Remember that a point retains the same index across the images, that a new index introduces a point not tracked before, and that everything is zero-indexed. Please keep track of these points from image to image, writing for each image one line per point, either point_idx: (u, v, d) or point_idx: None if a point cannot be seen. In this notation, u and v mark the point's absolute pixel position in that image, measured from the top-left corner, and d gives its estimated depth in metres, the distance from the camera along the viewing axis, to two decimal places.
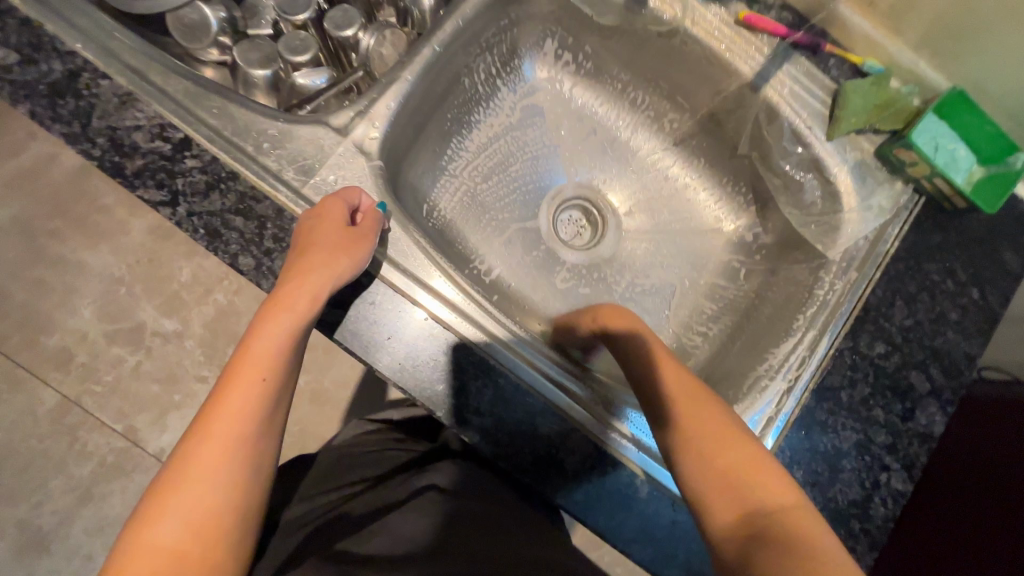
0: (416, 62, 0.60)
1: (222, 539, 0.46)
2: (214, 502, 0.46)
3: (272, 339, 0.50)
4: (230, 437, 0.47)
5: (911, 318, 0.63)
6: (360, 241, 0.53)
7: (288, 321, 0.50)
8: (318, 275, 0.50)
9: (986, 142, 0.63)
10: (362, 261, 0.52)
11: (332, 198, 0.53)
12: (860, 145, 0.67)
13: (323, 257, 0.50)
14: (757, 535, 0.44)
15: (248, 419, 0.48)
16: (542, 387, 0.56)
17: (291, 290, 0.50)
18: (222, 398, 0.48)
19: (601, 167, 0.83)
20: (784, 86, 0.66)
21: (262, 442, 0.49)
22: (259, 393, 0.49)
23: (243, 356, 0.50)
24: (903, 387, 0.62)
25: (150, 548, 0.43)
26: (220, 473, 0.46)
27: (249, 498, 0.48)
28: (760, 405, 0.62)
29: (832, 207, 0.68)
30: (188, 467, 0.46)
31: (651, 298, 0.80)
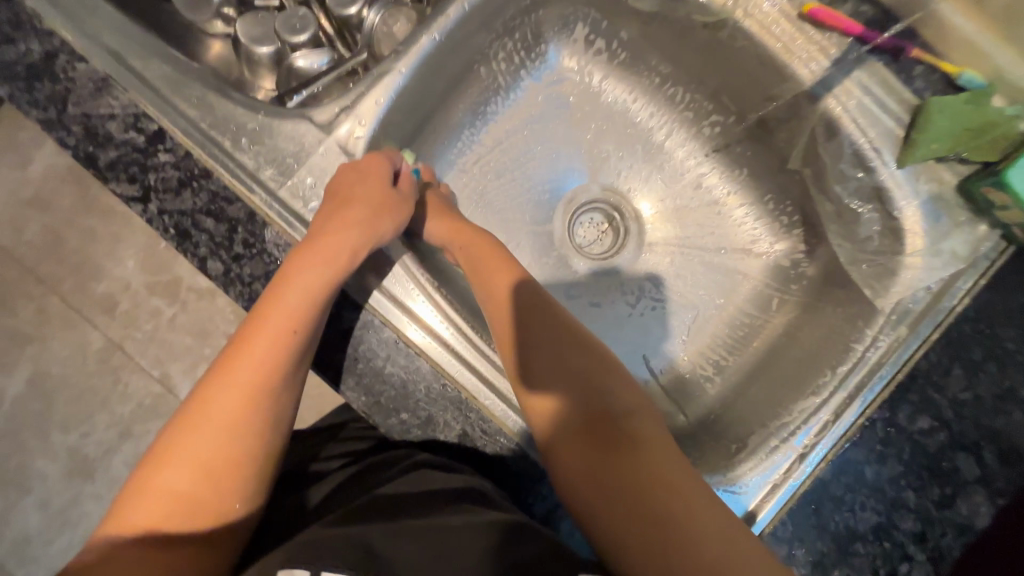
0: (412, 53, 0.54)
1: (240, 487, 0.41)
2: (232, 448, 0.40)
3: (302, 288, 0.45)
4: (256, 381, 0.42)
5: (969, 391, 0.53)
6: (399, 207, 0.54)
7: (323, 273, 0.47)
8: (357, 231, 0.49)
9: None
10: (399, 226, 0.54)
11: (376, 156, 0.53)
12: (937, 174, 0.55)
13: (364, 215, 0.50)
14: (619, 505, 0.42)
15: (275, 368, 0.43)
16: (515, 428, 0.51)
17: (326, 240, 0.48)
18: (249, 341, 0.44)
19: (630, 170, 0.74)
20: (851, 97, 0.55)
21: (288, 395, 0.44)
22: (290, 342, 0.44)
23: (272, 302, 0.45)
24: (944, 470, 0.53)
25: (164, 487, 0.38)
26: (241, 417, 0.41)
27: (271, 452, 0.43)
28: (765, 469, 0.54)
29: (892, 246, 0.57)
30: (204, 407, 0.41)
31: (669, 321, 0.72)
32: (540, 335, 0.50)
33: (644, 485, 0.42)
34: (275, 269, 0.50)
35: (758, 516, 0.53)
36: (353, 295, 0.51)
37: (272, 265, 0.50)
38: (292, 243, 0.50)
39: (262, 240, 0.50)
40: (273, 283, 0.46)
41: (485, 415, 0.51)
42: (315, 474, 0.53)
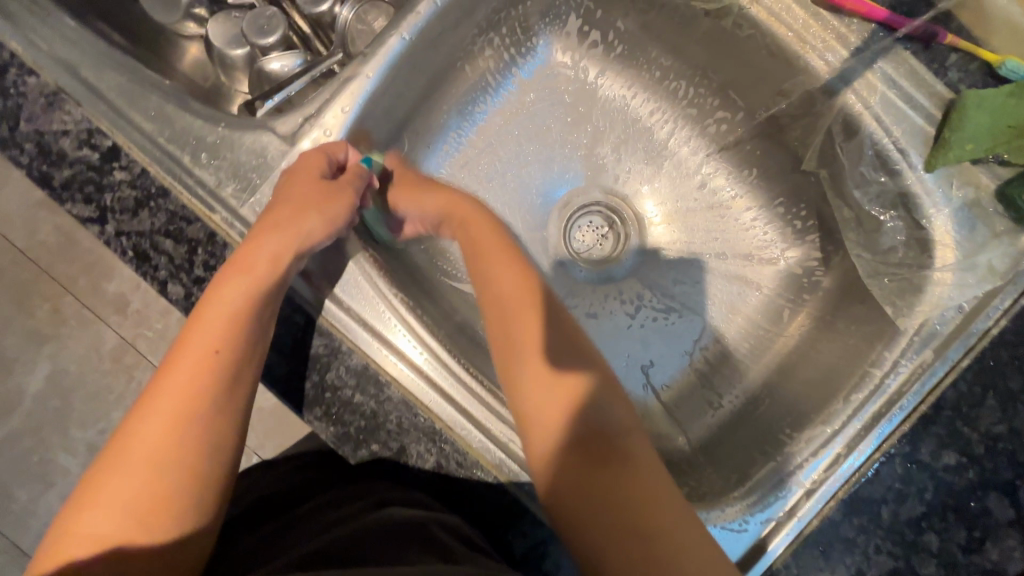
0: (379, 56, 0.49)
1: (170, 522, 0.38)
2: (159, 481, 0.38)
3: (225, 304, 0.43)
4: (178, 408, 0.40)
5: (1004, 425, 0.47)
6: (339, 202, 0.48)
7: (243, 284, 0.43)
8: (280, 236, 0.45)
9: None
10: (336, 223, 0.48)
11: (314, 151, 0.47)
12: (974, 178, 0.49)
13: (290, 214, 0.46)
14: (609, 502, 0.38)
15: (200, 392, 0.41)
16: (492, 457, 0.48)
17: (249, 250, 0.44)
18: (171, 366, 0.41)
19: (630, 171, 0.68)
20: (872, 91, 0.49)
21: (221, 419, 0.41)
22: (214, 363, 0.41)
23: (192, 325, 0.42)
24: (973, 511, 0.47)
25: (89, 530, 0.36)
26: (163, 447, 0.39)
27: (204, 481, 0.40)
28: (771, 503, 0.50)
29: (917, 259, 0.51)
30: (125, 443, 0.39)
31: (672, 333, 0.67)
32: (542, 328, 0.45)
33: (633, 506, 0.38)
34: None
35: (762, 555, 0.48)
36: (317, 319, 0.47)
37: None
38: None
39: (224, 262, 0.47)
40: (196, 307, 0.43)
41: (461, 446, 0.47)
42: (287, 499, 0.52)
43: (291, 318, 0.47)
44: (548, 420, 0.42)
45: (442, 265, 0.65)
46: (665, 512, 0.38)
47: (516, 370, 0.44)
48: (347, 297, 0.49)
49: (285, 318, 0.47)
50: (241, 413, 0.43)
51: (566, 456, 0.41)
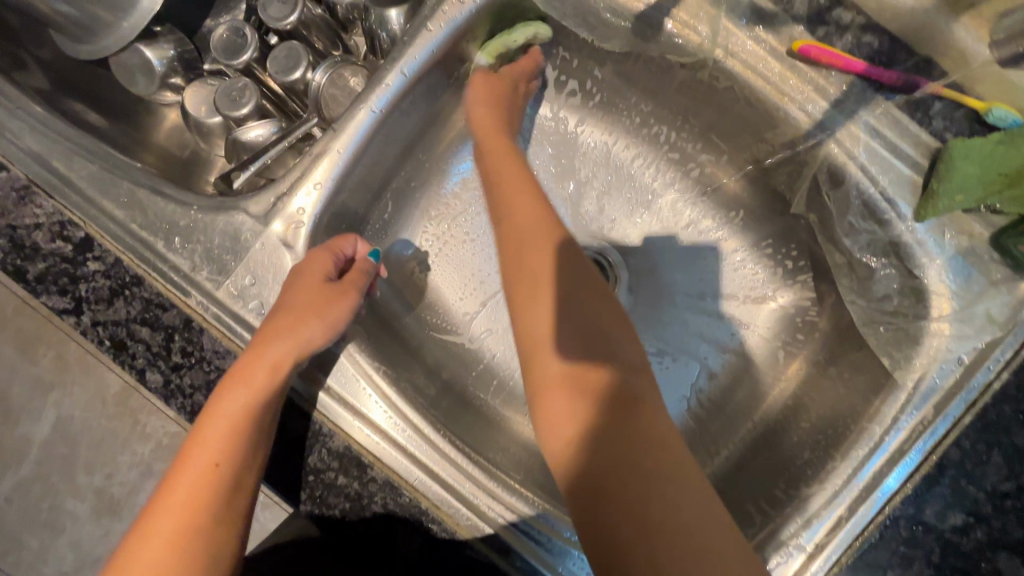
0: (349, 131, 0.49)
1: None
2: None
3: (225, 421, 0.42)
4: (179, 529, 0.40)
5: (1012, 482, 0.45)
6: (338, 304, 0.48)
7: (241, 395, 0.43)
8: (280, 342, 0.45)
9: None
10: (332, 326, 0.47)
11: (322, 252, 0.48)
12: (967, 226, 0.47)
13: (289, 317, 0.45)
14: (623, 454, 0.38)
15: (199, 510, 0.41)
16: (480, 536, 0.47)
17: (251, 360, 0.44)
18: (172, 483, 0.42)
19: (616, 214, 0.68)
20: (856, 141, 0.47)
21: (221, 536, 0.41)
22: (213, 480, 0.41)
23: (193, 439, 0.42)
24: (983, 574, 0.45)
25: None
26: (165, 569, 0.39)
27: None
28: (773, 568, 0.48)
29: (913, 308, 0.49)
30: (130, 566, 0.40)
31: (668, 379, 0.65)
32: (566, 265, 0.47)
33: (631, 458, 0.38)
34: (216, 379, 0.46)
35: None
36: (299, 403, 0.47)
37: (213, 374, 0.46)
38: (233, 349, 0.47)
39: (201, 347, 0.46)
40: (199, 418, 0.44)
41: (450, 526, 0.46)
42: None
43: None
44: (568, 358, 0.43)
45: (430, 319, 0.64)
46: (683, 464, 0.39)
47: (528, 318, 0.45)
48: (332, 377, 0.49)
49: None
50: (239, 528, 0.42)
51: (579, 396, 0.41)
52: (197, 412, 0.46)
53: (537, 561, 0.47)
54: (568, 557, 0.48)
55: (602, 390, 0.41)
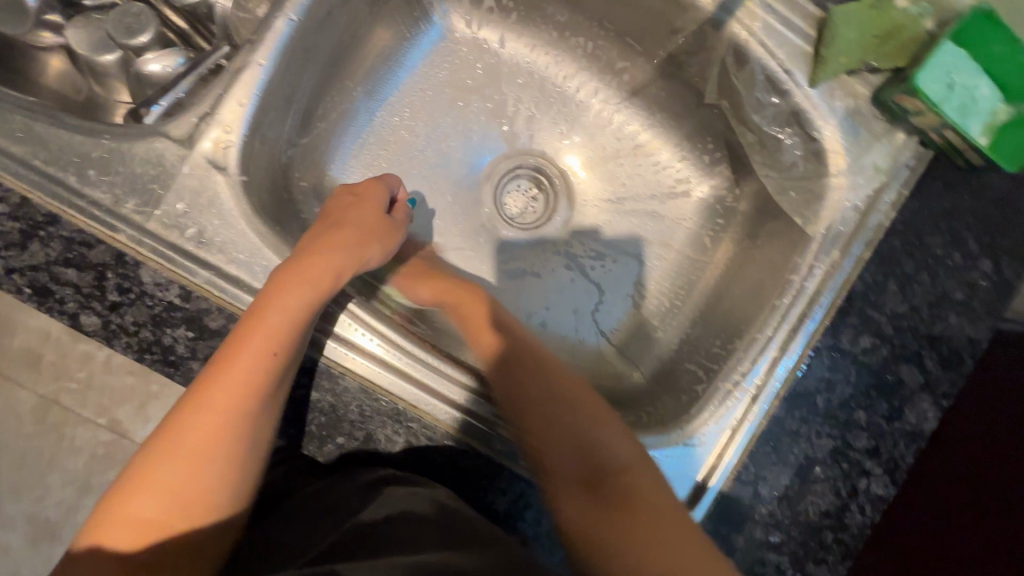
0: (268, 42, 0.47)
1: (210, 506, 0.38)
2: (200, 476, 0.38)
3: (284, 315, 0.42)
4: (228, 410, 0.39)
5: (905, 304, 0.53)
6: (389, 233, 0.54)
7: (309, 294, 0.44)
8: (344, 254, 0.48)
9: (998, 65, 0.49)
10: (385, 253, 0.54)
11: (376, 182, 0.56)
12: (852, 89, 0.53)
13: (356, 241, 0.50)
14: (602, 482, 0.44)
15: (252, 393, 0.40)
16: (457, 427, 0.49)
17: (315, 262, 0.45)
18: (227, 362, 0.40)
19: (545, 129, 0.71)
20: (753, 18, 0.52)
21: (263, 425, 0.41)
22: (266, 367, 0.41)
23: (254, 325, 0.42)
24: (890, 384, 0.53)
25: (135, 514, 0.36)
26: (212, 445, 0.38)
27: (245, 470, 0.40)
28: (723, 414, 0.53)
29: (816, 169, 0.55)
30: (174, 436, 0.38)
31: (611, 278, 0.69)
32: (528, 417, 0.47)
33: (616, 492, 0.43)
34: (162, 312, 0.44)
35: (719, 460, 0.53)
36: None
37: (157, 308, 0.44)
38: (174, 279, 0.44)
39: (139, 282, 0.44)
40: (254, 305, 0.43)
41: (428, 421, 0.48)
42: (262, 498, 0.48)
43: (225, 326, 0.45)
44: (572, 421, 0.47)
45: None
46: (642, 479, 0.44)
47: (532, 394, 0.48)
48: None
49: (221, 329, 0.45)
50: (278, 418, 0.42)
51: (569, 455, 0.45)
52: (145, 348, 0.44)
53: (514, 442, 0.50)
54: None
55: (586, 502, 0.43)
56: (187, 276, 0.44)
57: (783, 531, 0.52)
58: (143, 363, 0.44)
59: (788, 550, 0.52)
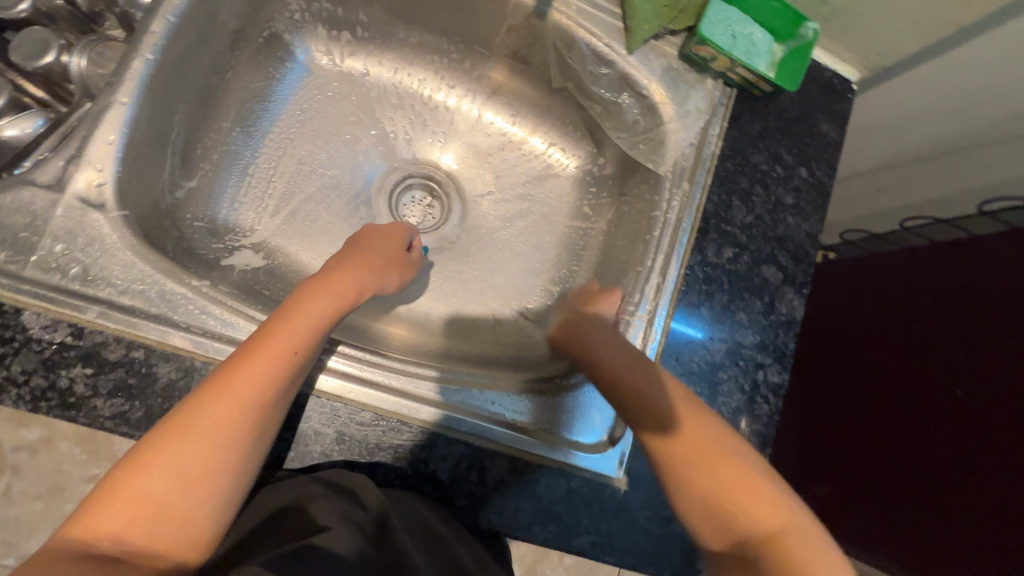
0: (129, 81, 0.50)
1: (215, 493, 0.37)
2: (206, 460, 0.37)
3: (313, 318, 0.46)
4: (249, 398, 0.39)
5: (751, 215, 0.63)
6: (404, 261, 0.60)
7: (333, 303, 0.48)
8: (370, 274, 0.54)
9: (777, 19, 0.60)
10: (402, 282, 0.59)
11: (399, 224, 0.63)
12: (661, 51, 0.64)
13: (387, 270, 0.56)
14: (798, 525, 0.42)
15: (272, 384, 0.40)
16: (390, 407, 0.51)
17: (341, 278, 0.51)
18: (254, 352, 0.41)
19: (423, 137, 0.76)
20: (569, 6, 0.61)
21: (273, 417, 0.41)
22: (286, 362, 0.42)
23: (281, 323, 0.44)
24: (758, 284, 0.62)
25: (141, 490, 0.35)
26: (225, 430, 0.38)
27: (249, 461, 0.39)
28: (628, 342, 0.59)
29: (653, 121, 0.64)
30: (192, 415, 0.38)
31: (515, 261, 0.74)
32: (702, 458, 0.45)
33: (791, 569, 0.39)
34: (53, 355, 0.43)
35: None
36: (155, 348, 0.45)
37: (47, 351, 0.43)
38: (61, 319, 0.44)
39: (23, 328, 0.43)
40: (283, 308, 0.46)
41: (354, 406, 0.50)
42: None
43: (127, 354, 0.44)
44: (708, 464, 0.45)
45: (284, 271, 0.66)
46: (796, 546, 0.41)
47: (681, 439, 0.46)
48: (166, 310, 0.46)
49: (122, 359, 0.44)
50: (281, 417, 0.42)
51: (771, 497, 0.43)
52: (39, 395, 0.43)
53: (449, 411, 0.52)
54: (470, 395, 0.54)
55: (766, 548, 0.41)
56: (75, 313, 0.44)
57: None
58: (40, 413, 0.43)
59: None
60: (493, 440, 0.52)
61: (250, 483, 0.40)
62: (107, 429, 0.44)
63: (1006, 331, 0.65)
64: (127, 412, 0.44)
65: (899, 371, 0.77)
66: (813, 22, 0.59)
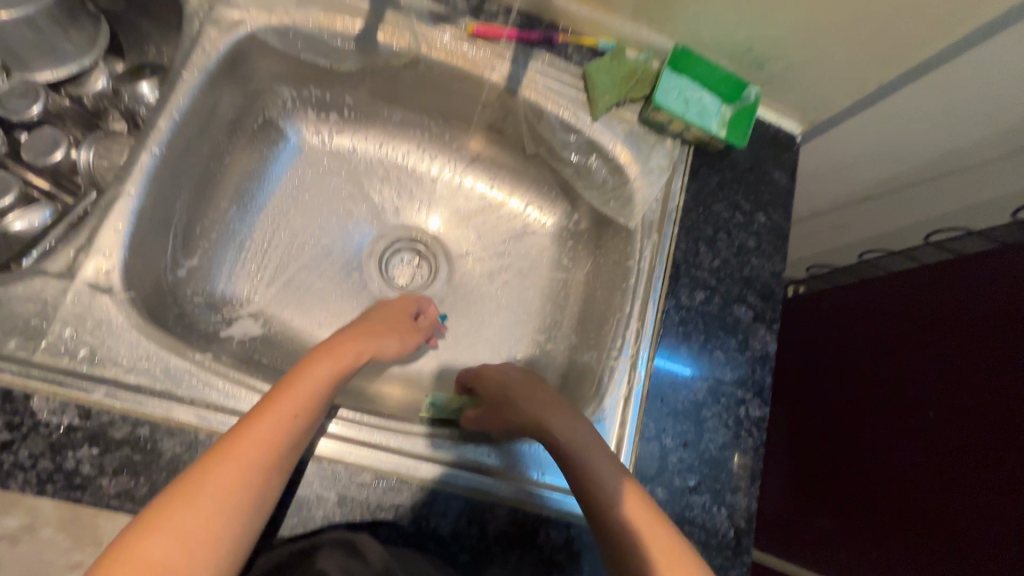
0: (136, 174, 0.54)
1: (216, 559, 0.38)
2: (212, 522, 0.38)
3: (318, 382, 0.48)
4: (256, 461, 0.41)
5: (718, 260, 0.68)
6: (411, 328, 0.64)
7: (337, 367, 0.51)
8: (378, 339, 0.58)
9: (722, 85, 0.68)
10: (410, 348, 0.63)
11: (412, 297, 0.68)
12: (623, 117, 0.70)
13: (394, 334, 0.61)
14: None
15: (278, 447, 0.43)
16: (389, 466, 0.53)
17: (350, 344, 0.55)
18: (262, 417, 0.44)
19: (409, 204, 0.81)
20: (537, 84, 0.68)
21: (275, 481, 0.42)
22: (287, 426, 0.44)
23: (288, 388, 0.47)
24: (732, 323, 0.66)
25: (147, 554, 0.36)
26: (231, 492, 0.40)
27: (251, 525, 0.40)
28: (614, 387, 0.62)
29: (620, 180, 0.70)
30: (201, 478, 0.39)
31: (502, 315, 0.78)
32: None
33: None
34: (60, 438, 0.45)
35: (624, 430, 0.60)
36: (160, 424, 0.47)
37: (55, 433, 0.45)
38: (68, 401, 0.46)
39: (32, 413, 0.45)
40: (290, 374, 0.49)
41: (354, 468, 0.52)
42: None
43: (133, 432, 0.46)
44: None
45: (281, 339, 0.69)
46: None
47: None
48: (170, 386, 0.48)
49: (127, 437, 0.46)
50: (282, 482, 0.43)
51: None
52: (47, 477, 0.44)
53: (447, 466, 0.54)
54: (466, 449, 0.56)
55: None
56: (82, 394, 0.46)
57: (696, 472, 0.60)
58: (47, 495, 0.44)
59: (706, 488, 0.60)
60: (492, 491, 0.54)
61: (248, 550, 0.40)
62: (112, 508, 0.45)
63: (985, 344, 0.68)
64: (132, 489, 0.45)
65: (892, 398, 0.79)
66: (754, 87, 0.68)
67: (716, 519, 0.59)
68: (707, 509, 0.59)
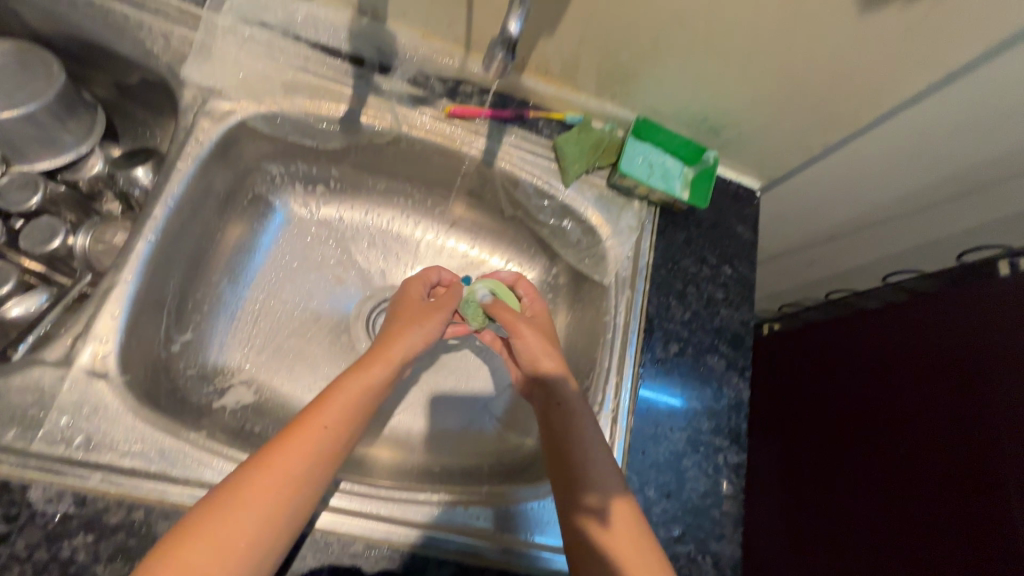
0: (133, 261, 0.57)
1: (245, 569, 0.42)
2: (244, 534, 0.43)
3: (349, 401, 0.53)
4: (286, 478, 0.46)
5: (689, 312, 0.72)
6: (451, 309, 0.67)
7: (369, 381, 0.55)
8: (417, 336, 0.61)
9: (683, 150, 0.73)
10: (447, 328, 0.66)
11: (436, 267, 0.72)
12: (592, 182, 0.75)
13: (417, 327, 0.61)
14: None
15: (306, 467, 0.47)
16: (380, 533, 0.54)
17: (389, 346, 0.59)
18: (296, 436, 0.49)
19: (395, 266, 0.84)
20: (511, 155, 0.73)
21: (303, 498, 0.47)
22: (314, 449, 0.48)
23: (320, 408, 0.51)
24: (705, 373, 0.69)
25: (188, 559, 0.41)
26: (262, 507, 0.44)
27: (278, 538, 0.45)
28: None
29: (594, 240, 0.75)
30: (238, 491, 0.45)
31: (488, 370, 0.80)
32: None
33: None
34: (56, 527, 0.46)
35: None
36: (155, 507, 0.48)
37: (51, 522, 0.46)
38: (65, 489, 0.47)
39: (28, 503, 0.46)
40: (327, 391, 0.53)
41: (346, 538, 0.53)
42: None
43: (128, 516, 0.47)
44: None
45: (272, 406, 0.70)
46: None
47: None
48: (166, 467, 0.50)
49: (123, 521, 0.47)
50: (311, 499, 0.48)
51: None
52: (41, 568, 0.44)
53: (436, 532, 0.55)
54: (454, 513, 0.57)
55: None
56: (79, 481, 0.47)
57: (680, 522, 0.62)
58: None
59: (691, 537, 0.62)
60: (478, 554, 0.56)
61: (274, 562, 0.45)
62: None
63: (962, 382, 0.71)
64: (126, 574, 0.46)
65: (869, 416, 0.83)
66: (712, 152, 0.72)
67: (702, 567, 0.61)
68: (692, 558, 0.61)
